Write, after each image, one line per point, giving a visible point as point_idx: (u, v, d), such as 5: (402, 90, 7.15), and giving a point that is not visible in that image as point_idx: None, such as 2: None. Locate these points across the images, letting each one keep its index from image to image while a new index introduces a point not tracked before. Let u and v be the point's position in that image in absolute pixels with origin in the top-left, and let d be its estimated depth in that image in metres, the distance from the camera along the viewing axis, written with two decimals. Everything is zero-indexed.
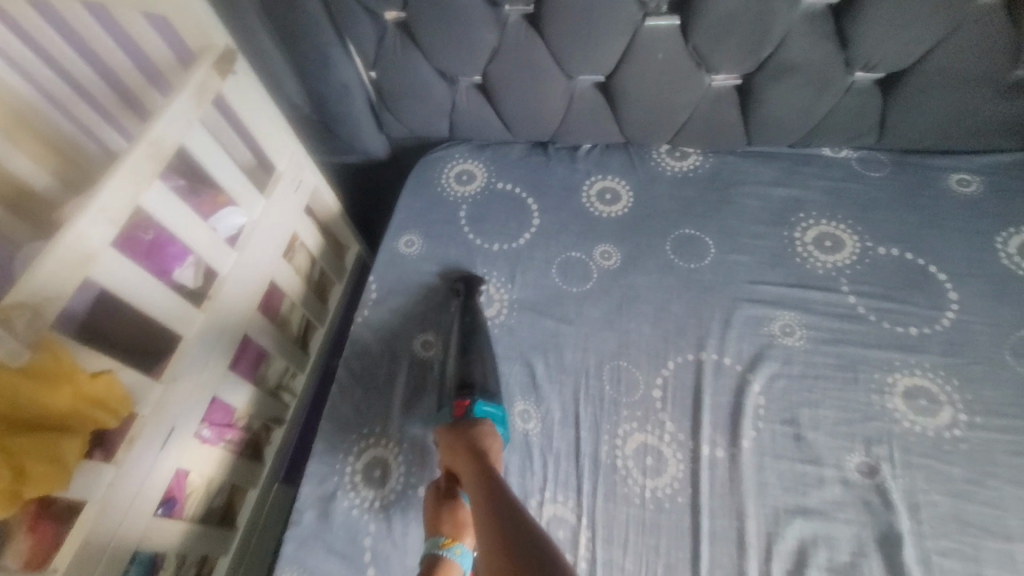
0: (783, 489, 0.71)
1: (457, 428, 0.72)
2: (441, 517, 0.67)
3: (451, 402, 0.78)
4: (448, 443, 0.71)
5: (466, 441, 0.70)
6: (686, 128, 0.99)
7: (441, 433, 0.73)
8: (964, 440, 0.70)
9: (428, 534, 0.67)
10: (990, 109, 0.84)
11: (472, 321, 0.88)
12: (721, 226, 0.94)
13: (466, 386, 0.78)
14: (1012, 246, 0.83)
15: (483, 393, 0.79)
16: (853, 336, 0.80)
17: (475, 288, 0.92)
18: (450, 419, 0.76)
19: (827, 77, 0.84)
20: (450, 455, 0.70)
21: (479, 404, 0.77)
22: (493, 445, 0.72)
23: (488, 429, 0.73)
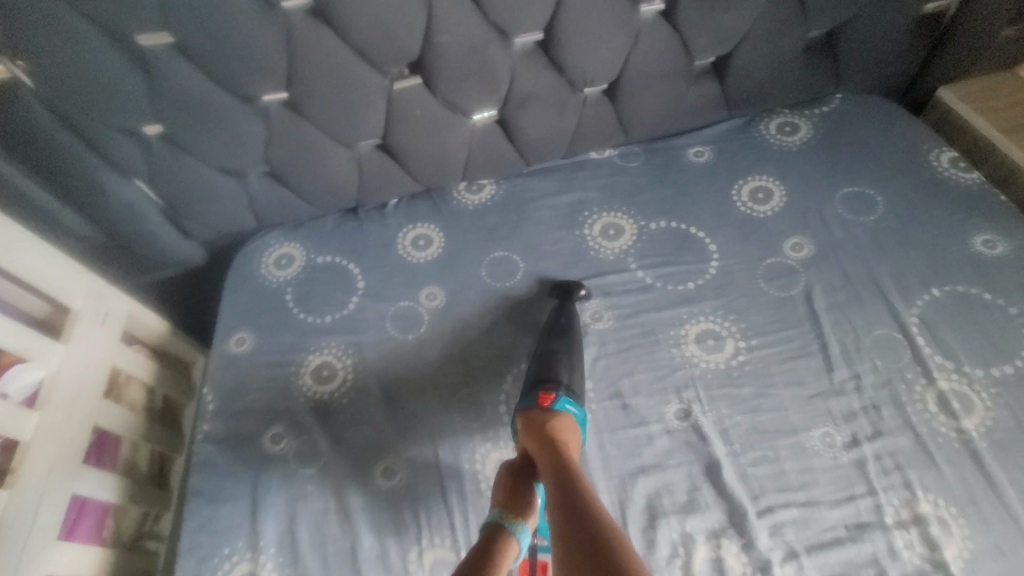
0: (623, 456, 0.78)
1: (546, 419, 0.75)
2: (513, 495, 0.72)
3: (534, 393, 0.79)
4: (532, 431, 0.74)
5: (554, 434, 0.73)
6: (472, 165, 1.09)
7: (528, 419, 0.76)
8: (746, 363, 0.84)
9: (495, 505, 0.71)
10: (692, 93, 1.03)
11: (569, 323, 0.88)
12: (524, 242, 1.04)
13: (553, 381, 0.80)
14: (744, 194, 1.02)
15: (568, 390, 0.80)
16: (648, 304, 0.92)
17: (573, 293, 0.93)
18: (533, 408, 0.77)
19: (561, 98, 0.98)
20: (536, 442, 0.73)
21: (562, 399, 0.78)
22: (573, 438, 0.76)
23: (570, 422, 0.76)
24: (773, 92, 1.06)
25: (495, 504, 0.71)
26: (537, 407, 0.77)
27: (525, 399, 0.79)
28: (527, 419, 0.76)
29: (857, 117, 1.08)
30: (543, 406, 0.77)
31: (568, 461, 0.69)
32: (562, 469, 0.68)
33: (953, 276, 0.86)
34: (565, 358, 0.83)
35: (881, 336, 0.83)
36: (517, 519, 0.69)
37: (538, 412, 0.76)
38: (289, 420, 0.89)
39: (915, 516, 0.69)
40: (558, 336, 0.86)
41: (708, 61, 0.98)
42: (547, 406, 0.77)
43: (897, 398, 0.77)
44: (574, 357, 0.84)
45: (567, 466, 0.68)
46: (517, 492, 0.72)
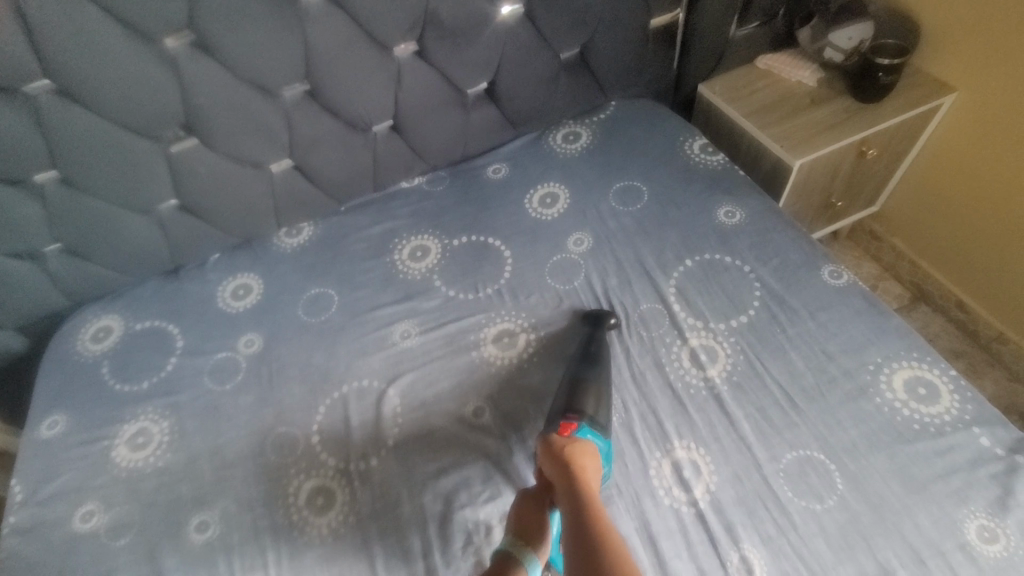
0: (424, 460, 0.84)
1: (568, 445, 0.72)
2: (528, 524, 0.68)
3: (556, 419, 0.77)
4: (553, 456, 0.70)
5: (576, 460, 0.70)
6: (283, 210, 1.13)
7: (548, 444, 0.72)
8: (535, 353, 0.92)
9: (507, 534, 0.68)
10: (473, 119, 1.14)
11: (600, 351, 0.86)
12: (339, 275, 1.08)
13: (578, 410, 0.77)
14: (535, 201, 1.12)
15: (591, 420, 0.77)
16: (451, 315, 0.99)
17: (604, 321, 0.91)
18: (555, 433, 0.74)
19: (347, 139, 1.06)
20: (556, 468, 0.69)
21: (585, 428, 0.75)
22: (595, 466, 0.72)
23: (592, 450, 0.73)
24: (551, 106, 1.19)
25: (508, 532, 0.68)
26: (558, 433, 0.74)
27: (548, 425, 0.76)
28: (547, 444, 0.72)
29: (627, 118, 1.22)
30: (566, 433, 0.74)
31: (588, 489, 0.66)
32: (580, 499, 0.65)
33: (702, 247, 0.99)
34: (593, 386, 0.81)
35: (645, 309, 0.94)
36: (528, 549, 0.65)
37: (559, 438, 0.73)
38: (103, 496, 0.87)
39: (672, 463, 0.77)
40: (588, 365, 0.84)
41: (480, 86, 1.09)
42: (570, 433, 0.74)
43: (658, 361, 0.88)
44: (603, 385, 0.82)
45: (588, 497, 0.65)
46: (529, 521, 0.68)
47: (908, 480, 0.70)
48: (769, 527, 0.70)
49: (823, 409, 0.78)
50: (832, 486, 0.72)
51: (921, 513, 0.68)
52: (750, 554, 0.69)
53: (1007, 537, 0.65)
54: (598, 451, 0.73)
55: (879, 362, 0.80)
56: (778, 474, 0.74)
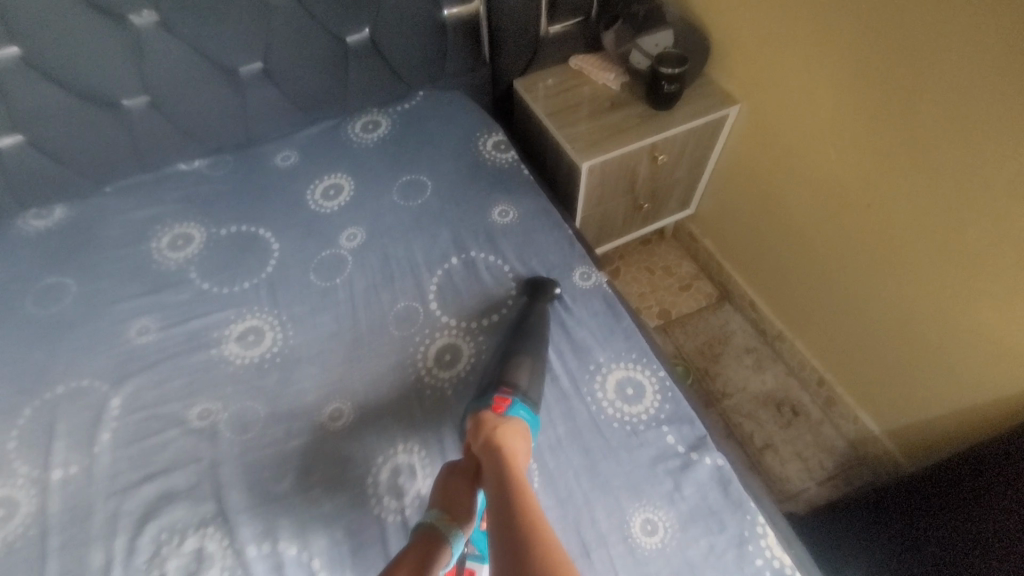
0: (132, 467, 0.78)
1: (497, 421, 0.69)
2: (453, 498, 0.65)
3: (490, 393, 0.74)
4: (482, 430, 0.68)
5: (506, 435, 0.67)
6: (24, 188, 1.00)
7: (478, 422, 0.70)
8: (279, 353, 0.88)
9: (432, 505, 0.65)
10: (250, 100, 1.07)
11: (534, 324, 0.84)
12: (82, 264, 0.97)
13: (512, 384, 0.75)
14: (318, 192, 1.07)
15: (526, 396, 0.75)
16: (198, 310, 0.93)
17: (545, 291, 0.89)
18: (485, 410, 0.72)
19: (90, 113, 0.97)
20: (484, 442, 0.67)
21: (518, 405, 0.73)
22: (525, 444, 0.70)
23: (522, 428, 0.71)
24: (346, 91, 1.14)
25: (431, 506, 0.65)
26: (490, 410, 0.71)
27: (480, 401, 0.74)
28: (478, 420, 0.70)
29: (431, 110, 1.19)
30: (498, 410, 0.71)
31: (513, 464, 0.63)
32: (509, 470, 0.62)
33: (470, 245, 0.98)
34: (527, 358, 0.80)
35: (402, 308, 0.92)
36: (452, 523, 0.62)
37: (491, 414, 0.70)
38: None
39: (390, 468, 0.76)
40: (523, 337, 0.82)
41: (253, 65, 1.03)
42: (502, 410, 0.72)
43: (401, 361, 0.87)
44: (538, 359, 0.81)
45: (517, 468, 0.63)
46: (455, 494, 0.65)
47: (594, 476, 0.74)
48: None
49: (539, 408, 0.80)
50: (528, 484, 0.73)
51: (599, 508, 0.71)
52: None
53: (666, 529, 0.70)
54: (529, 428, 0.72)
55: (599, 363, 0.83)
56: None
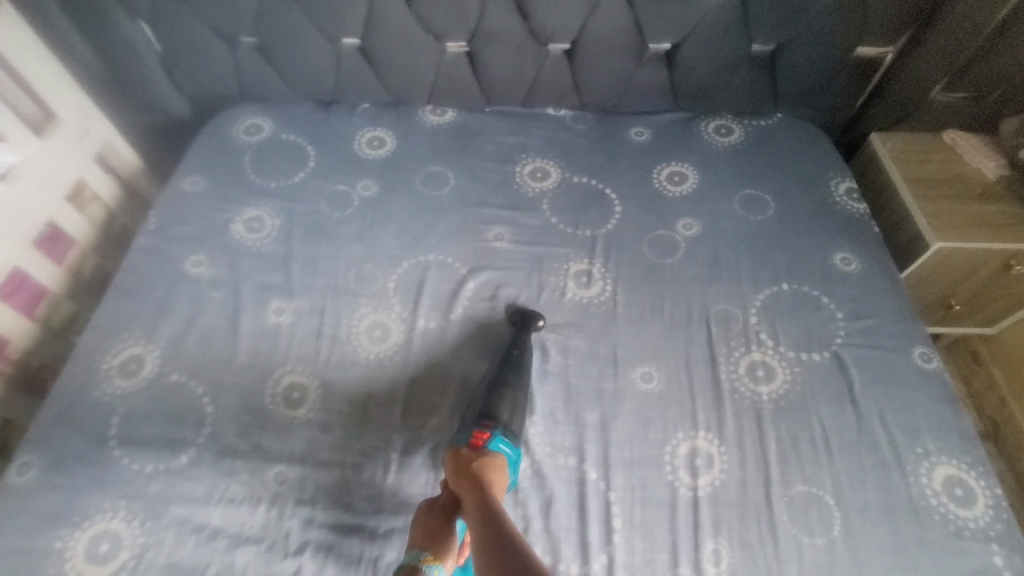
0: (472, 344, 0.91)
1: (473, 456, 0.72)
2: (430, 533, 0.68)
3: (469, 427, 0.77)
4: (459, 467, 0.71)
5: (479, 470, 0.70)
6: (438, 88, 1.20)
7: (455, 456, 0.73)
8: (606, 302, 0.95)
9: (412, 545, 0.68)
10: (641, 75, 1.15)
11: (521, 354, 0.86)
12: (461, 163, 1.16)
13: (492, 416, 0.78)
14: (663, 174, 1.14)
15: (505, 429, 0.78)
16: (544, 237, 1.04)
17: (530, 323, 0.91)
18: (463, 446, 0.75)
19: (524, 45, 1.10)
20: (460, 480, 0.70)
21: (498, 438, 0.76)
22: (503, 476, 0.73)
23: (500, 462, 0.74)
24: (719, 91, 1.18)
25: (411, 542, 0.68)
26: (467, 445, 0.74)
27: (459, 434, 0.77)
28: (455, 456, 0.73)
29: (785, 134, 1.19)
30: (476, 444, 0.74)
31: (491, 498, 0.66)
32: (486, 502, 0.65)
33: (803, 278, 0.98)
34: (511, 392, 0.81)
35: (721, 309, 0.94)
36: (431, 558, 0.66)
37: (466, 450, 0.74)
38: (213, 253, 1.03)
39: (690, 447, 0.80)
40: (510, 368, 0.84)
41: (663, 46, 1.11)
42: (479, 444, 0.74)
43: (715, 357, 0.89)
44: (521, 394, 0.82)
45: (490, 501, 0.66)
46: (434, 530, 0.68)
47: (901, 556, 0.72)
48: (751, 536, 0.74)
49: (854, 464, 0.78)
50: (828, 527, 0.74)
51: None
52: (723, 550, 0.73)
53: None
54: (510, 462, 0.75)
55: (928, 450, 0.79)
56: (783, 498, 0.76)
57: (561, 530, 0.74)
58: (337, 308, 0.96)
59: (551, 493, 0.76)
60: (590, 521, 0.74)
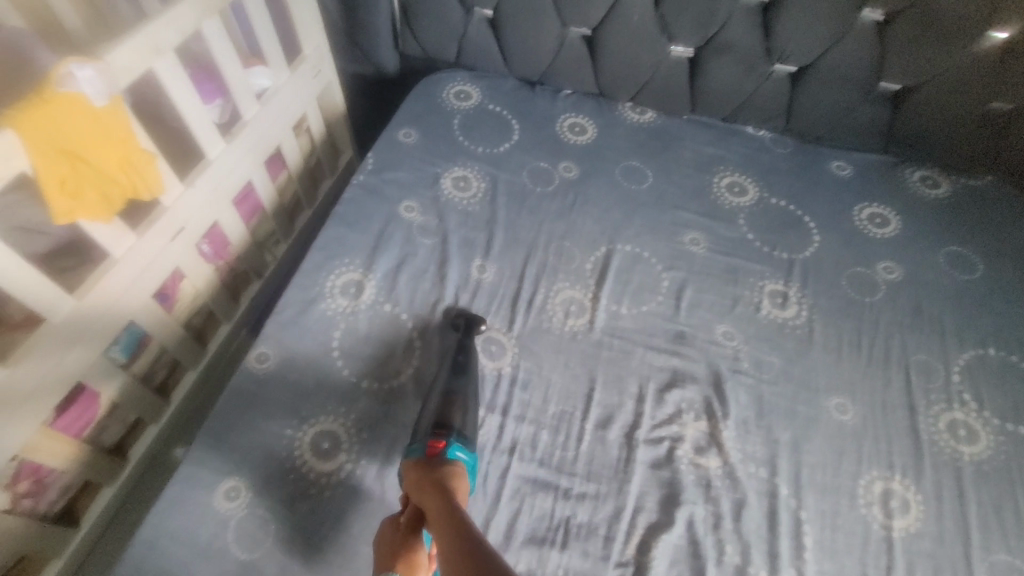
0: (666, 339, 0.93)
1: (430, 465, 0.72)
2: (398, 551, 0.66)
3: (424, 438, 0.77)
4: (418, 479, 0.71)
5: (437, 477, 0.70)
6: (647, 88, 1.24)
7: (412, 469, 0.72)
8: (801, 326, 0.95)
9: (381, 566, 0.66)
10: (859, 111, 1.14)
11: (468, 360, 0.87)
12: (660, 164, 1.18)
13: (446, 425, 0.78)
14: (863, 215, 1.11)
15: (459, 436, 0.78)
16: (740, 252, 1.05)
17: (473, 328, 0.92)
18: (419, 457, 0.74)
19: (753, 61, 1.12)
20: (422, 491, 0.69)
21: (453, 446, 0.76)
22: (463, 484, 0.72)
23: (459, 469, 0.73)
24: (935, 141, 1.15)
25: (379, 564, 0.66)
26: (422, 456, 0.74)
27: (413, 447, 0.76)
28: (415, 467, 0.72)
29: (997, 199, 1.13)
30: (431, 454, 0.74)
31: (450, 502, 0.66)
32: (446, 507, 0.65)
33: (1012, 348, 0.94)
34: (461, 399, 0.82)
35: (922, 359, 0.93)
36: None
37: (424, 460, 0.73)
38: (423, 201, 1.10)
39: (885, 488, 0.80)
40: (458, 375, 0.85)
41: (892, 87, 1.10)
42: (435, 452, 0.74)
43: (914, 406, 0.88)
44: (470, 402, 0.83)
45: (449, 505, 0.65)
46: (402, 550, 0.66)
47: None
48: None
49: None
50: None
51: None
52: None
53: None
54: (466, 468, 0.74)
55: None
56: (985, 563, 0.75)
57: (752, 535, 0.75)
58: (535, 276, 1.00)
59: (746, 498, 0.78)
60: (782, 534, 0.75)
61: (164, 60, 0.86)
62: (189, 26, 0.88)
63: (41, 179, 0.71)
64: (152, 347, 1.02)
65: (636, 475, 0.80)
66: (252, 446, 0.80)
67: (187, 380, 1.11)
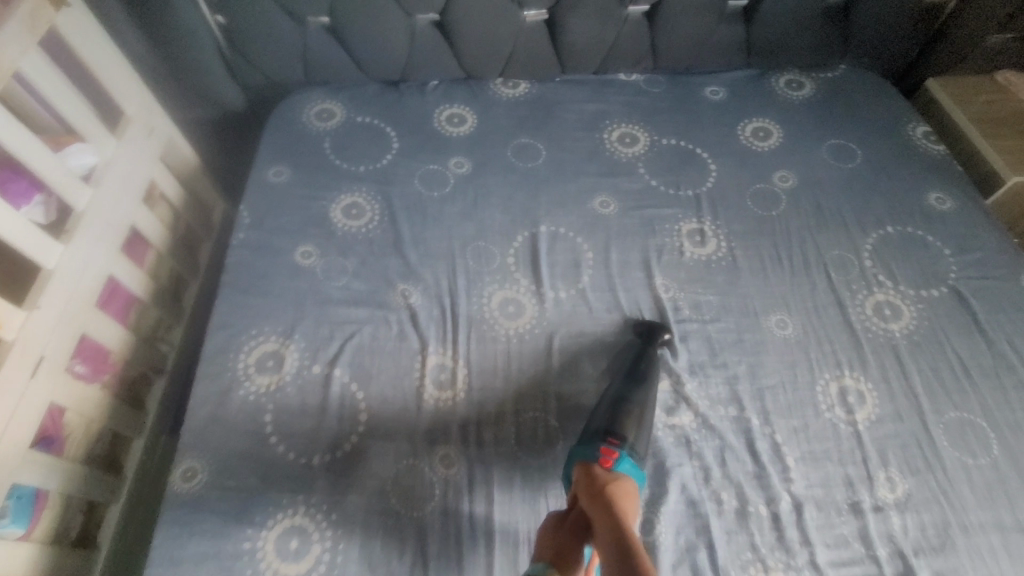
0: (608, 310, 0.92)
1: (607, 477, 0.70)
2: (557, 552, 0.66)
3: (597, 442, 0.75)
4: (591, 486, 0.69)
5: (613, 493, 0.68)
6: (513, 60, 1.19)
7: (589, 474, 0.71)
8: (724, 258, 0.97)
9: (537, 561, 0.66)
10: (718, 33, 1.16)
11: (648, 371, 0.83)
12: (548, 134, 1.14)
13: (621, 436, 0.75)
14: (748, 130, 1.13)
15: (632, 450, 0.75)
16: (650, 201, 1.04)
17: (657, 336, 0.87)
18: (591, 463, 0.72)
19: (608, 8, 1.10)
20: (591, 499, 0.68)
21: (625, 459, 0.73)
22: (632, 500, 0.70)
23: (630, 484, 0.71)
24: (790, 45, 1.20)
25: (537, 556, 0.67)
26: (600, 463, 0.72)
27: (591, 445, 0.75)
28: (586, 475, 0.71)
29: (854, 84, 1.20)
30: (606, 464, 0.72)
31: (628, 527, 0.64)
32: (623, 534, 0.63)
33: (906, 219, 1.02)
34: (637, 409, 0.78)
35: (837, 255, 0.98)
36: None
37: (598, 468, 0.71)
38: (318, 242, 1.00)
39: (840, 387, 0.85)
40: (637, 385, 0.80)
41: (741, 3, 1.13)
42: (610, 464, 0.72)
43: (842, 301, 0.93)
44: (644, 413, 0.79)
45: (628, 534, 0.63)
46: (563, 551, 0.66)
47: None
48: (915, 461, 0.80)
49: (994, 386, 0.86)
50: (987, 448, 0.81)
51: None
52: (895, 476, 0.79)
53: None
54: (635, 483, 0.72)
55: None
56: (939, 425, 0.83)
57: (740, 475, 0.78)
58: (462, 288, 0.95)
59: (727, 441, 0.80)
60: (766, 464, 0.78)
61: None
62: None
63: None
64: (54, 500, 0.87)
65: None
66: (213, 572, 0.72)
67: (112, 517, 0.97)
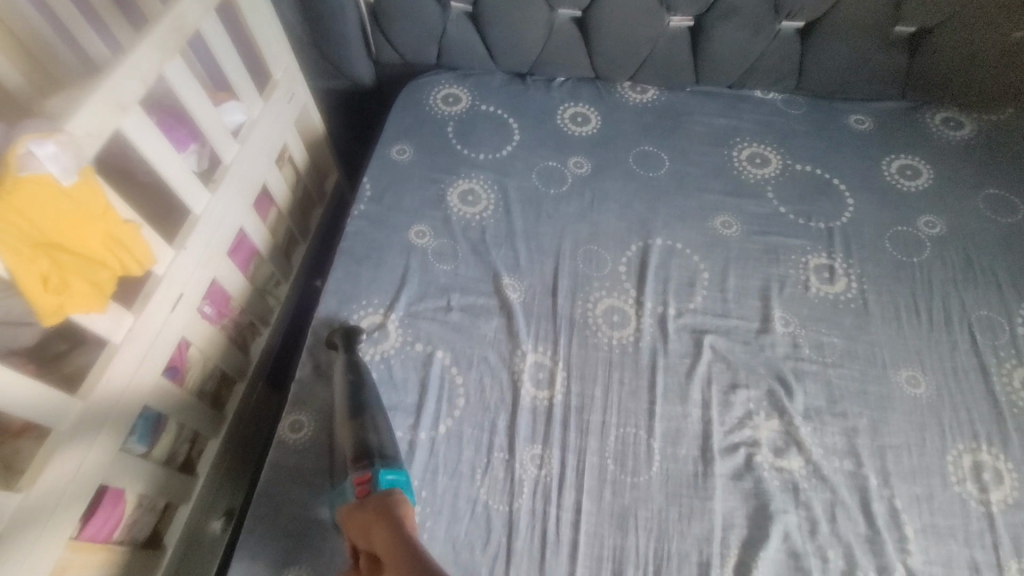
0: (720, 334, 0.88)
1: (361, 509, 0.68)
2: None
3: (349, 476, 0.72)
4: (360, 524, 0.67)
5: (373, 521, 0.66)
6: (647, 64, 1.16)
7: (352, 514, 0.68)
8: (855, 300, 0.90)
9: None
10: (875, 58, 1.08)
11: (357, 376, 0.82)
12: (673, 144, 1.10)
13: (364, 456, 0.73)
14: (894, 167, 1.05)
15: (383, 460, 0.73)
16: (776, 229, 0.99)
17: (355, 339, 0.87)
18: (353, 500, 0.70)
19: (760, 21, 1.05)
20: (366, 537, 0.66)
21: (381, 474, 0.71)
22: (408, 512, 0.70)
23: (397, 495, 0.70)
24: (956, 80, 1.10)
25: None
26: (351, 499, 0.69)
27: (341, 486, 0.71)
28: (352, 513, 0.68)
29: (1023, 129, 1.08)
30: (363, 493, 0.70)
31: (413, 541, 0.64)
32: (405, 549, 0.63)
33: None
34: (371, 416, 0.78)
35: (984, 316, 0.89)
36: None
37: (361, 501, 0.69)
38: (433, 224, 1.02)
39: (975, 461, 0.77)
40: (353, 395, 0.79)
41: (909, 28, 1.05)
42: (365, 490, 0.70)
43: (986, 368, 0.84)
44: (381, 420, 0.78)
45: (412, 545, 0.63)
46: None
47: None
48: None
49: None
50: None
51: None
52: None
53: None
54: (402, 491, 0.71)
55: None
56: None
57: (850, 535, 0.73)
58: (569, 289, 0.94)
59: (839, 496, 0.75)
60: (882, 529, 0.73)
61: (131, 117, 0.76)
62: (152, 75, 0.79)
63: (20, 280, 0.62)
64: (168, 427, 0.94)
65: (716, 490, 0.76)
66: (309, 523, 0.76)
67: (211, 450, 1.04)
